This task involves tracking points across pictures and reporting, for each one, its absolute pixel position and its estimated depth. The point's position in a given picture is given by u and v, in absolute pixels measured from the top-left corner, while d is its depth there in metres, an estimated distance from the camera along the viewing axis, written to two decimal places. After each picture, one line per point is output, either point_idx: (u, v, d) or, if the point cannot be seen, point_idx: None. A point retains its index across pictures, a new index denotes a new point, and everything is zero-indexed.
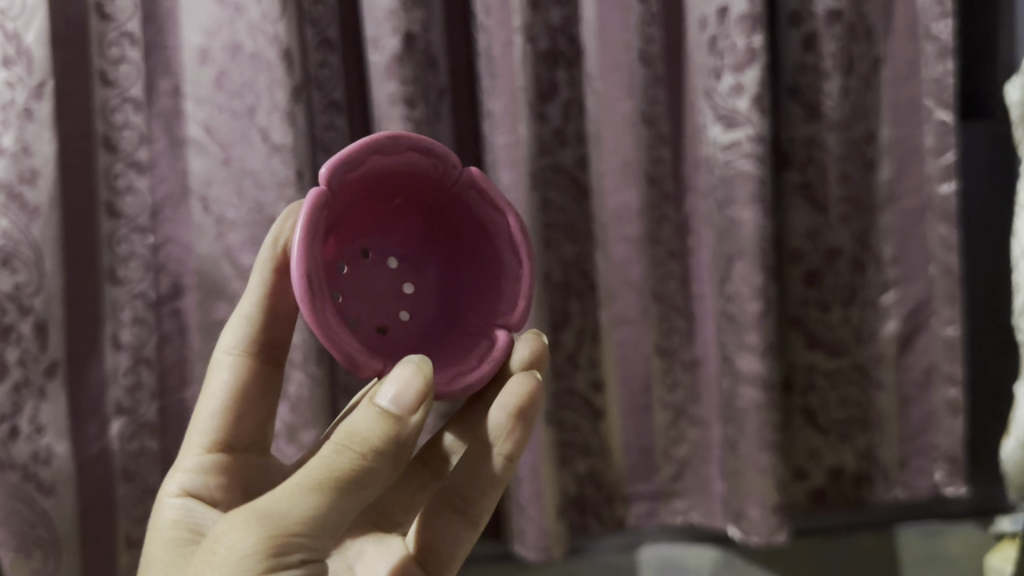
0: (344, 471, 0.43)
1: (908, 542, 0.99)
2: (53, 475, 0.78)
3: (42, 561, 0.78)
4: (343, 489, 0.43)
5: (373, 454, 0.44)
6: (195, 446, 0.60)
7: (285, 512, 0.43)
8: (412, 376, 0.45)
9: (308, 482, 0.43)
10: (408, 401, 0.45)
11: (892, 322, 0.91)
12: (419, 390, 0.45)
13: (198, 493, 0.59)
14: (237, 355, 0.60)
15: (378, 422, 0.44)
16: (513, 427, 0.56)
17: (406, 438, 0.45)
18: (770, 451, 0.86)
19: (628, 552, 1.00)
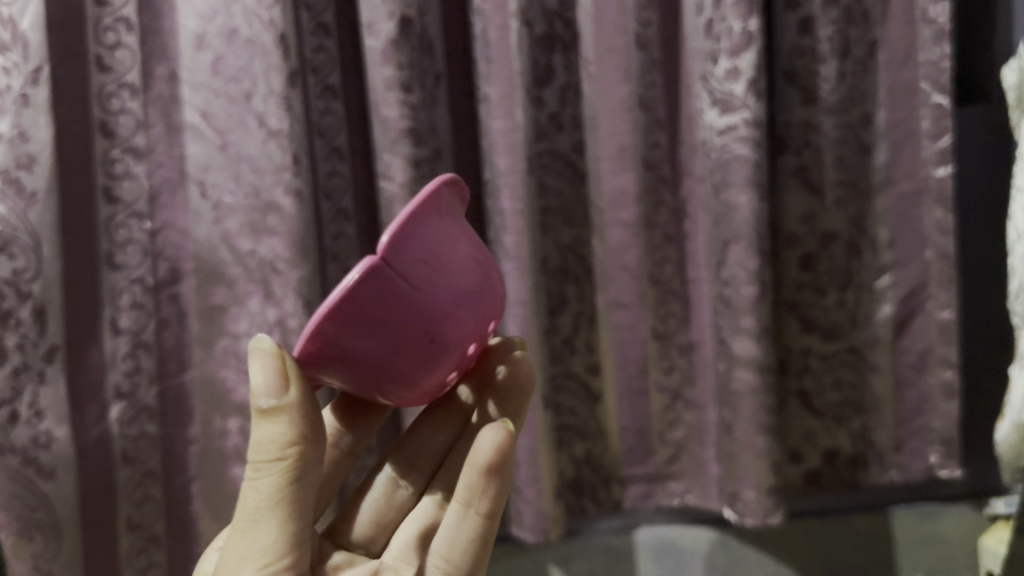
0: (274, 483, 0.47)
1: (903, 524, 0.99)
2: (53, 459, 0.78)
3: (44, 544, 0.79)
4: (283, 495, 0.47)
5: (286, 451, 0.46)
6: None
7: (255, 544, 0.47)
8: (268, 361, 0.46)
9: (255, 507, 0.47)
10: (275, 386, 0.46)
11: (888, 305, 0.92)
12: (278, 370, 0.46)
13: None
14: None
15: (269, 421, 0.46)
16: (489, 484, 0.53)
17: (302, 413, 0.47)
18: (765, 434, 0.86)
19: (624, 534, 1.00)
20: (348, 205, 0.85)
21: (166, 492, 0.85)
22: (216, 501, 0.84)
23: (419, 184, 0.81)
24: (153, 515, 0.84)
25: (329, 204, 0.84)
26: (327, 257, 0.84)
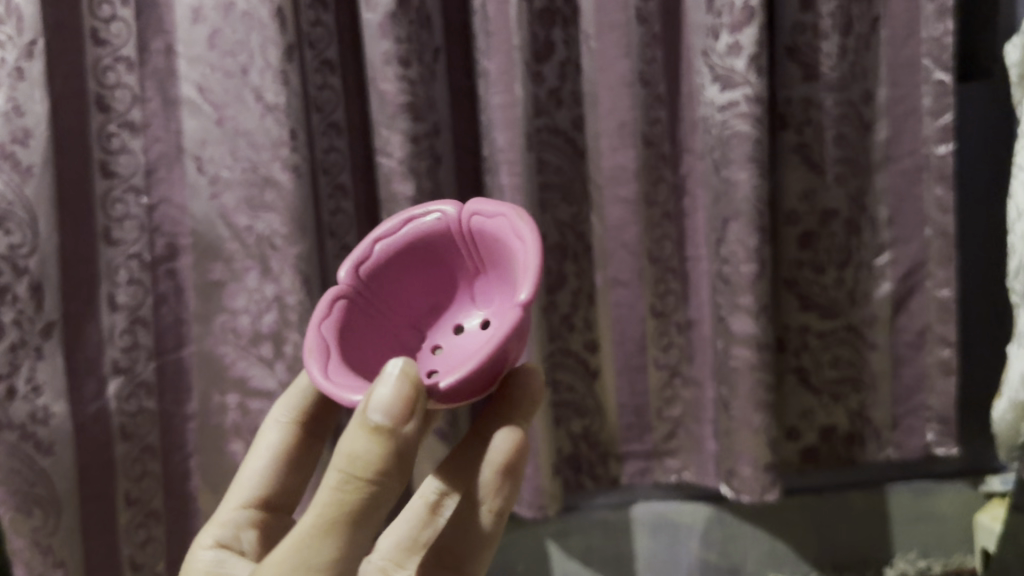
0: (354, 504, 0.41)
1: (899, 502, 1.00)
2: (51, 434, 0.77)
3: (43, 519, 0.77)
4: (354, 522, 0.42)
5: (381, 478, 0.41)
6: (233, 503, 0.60)
7: (304, 563, 0.41)
8: (401, 381, 0.42)
9: (319, 526, 0.42)
10: (398, 409, 0.41)
11: (887, 283, 0.92)
12: (408, 394, 0.42)
13: (230, 544, 0.58)
14: (290, 421, 0.62)
15: (375, 441, 0.41)
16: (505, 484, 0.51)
17: (405, 445, 0.42)
18: (763, 411, 0.87)
19: (620, 510, 1.00)
20: (345, 180, 0.85)
21: (165, 468, 0.85)
22: (216, 480, 0.86)
23: (417, 160, 0.80)
24: (151, 490, 0.84)
25: (327, 180, 0.84)
26: (325, 234, 0.84)
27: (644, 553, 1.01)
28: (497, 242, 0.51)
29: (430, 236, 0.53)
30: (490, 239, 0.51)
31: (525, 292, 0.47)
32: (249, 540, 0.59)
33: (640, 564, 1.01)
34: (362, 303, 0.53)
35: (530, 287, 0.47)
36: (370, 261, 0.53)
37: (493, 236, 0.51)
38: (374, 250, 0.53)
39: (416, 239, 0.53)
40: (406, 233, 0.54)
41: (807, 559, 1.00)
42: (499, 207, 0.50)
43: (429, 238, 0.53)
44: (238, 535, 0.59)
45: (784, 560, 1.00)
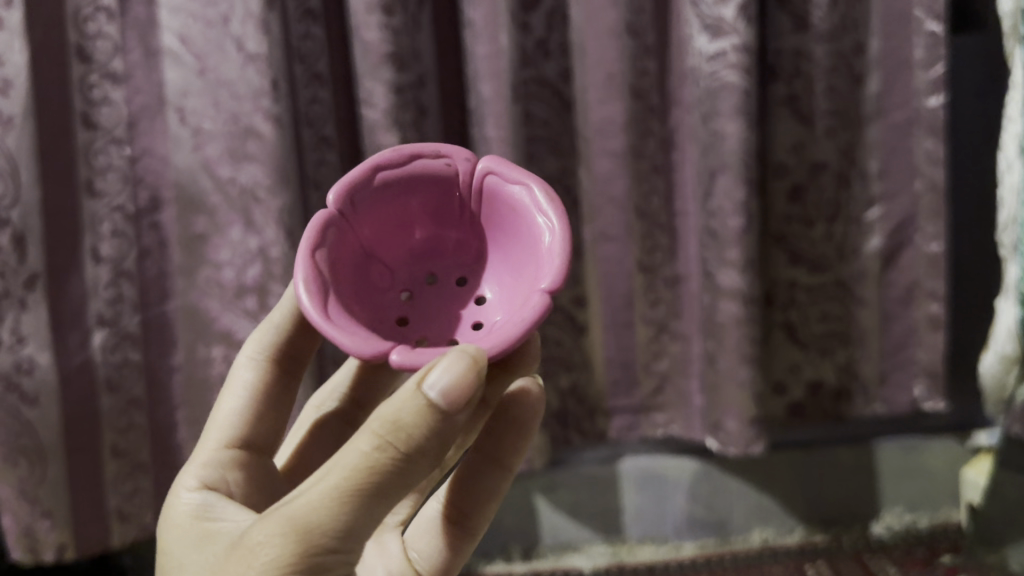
0: (383, 475, 0.40)
1: (887, 457, 1.00)
2: (36, 385, 0.77)
3: (29, 470, 0.78)
4: (375, 493, 0.41)
5: (414, 454, 0.40)
6: (212, 442, 0.59)
7: (317, 520, 0.40)
8: (468, 365, 0.40)
9: (338, 489, 0.40)
10: (456, 394, 0.40)
11: (876, 238, 0.91)
12: (472, 380, 0.40)
13: (216, 485, 0.56)
14: (263, 359, 0.61)
15: (423, 416, 0.40)
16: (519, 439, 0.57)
17: (450, 425, 0.41)
18: (748, 365, 0.86)
19: (607, 464, 1.00)
20: (330, 132, 0.84)
21: (151, 420, 0.86)
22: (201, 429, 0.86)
23: (401, 111, 0.80)
24: (139, 441, 0.84)
25: (311, 132, 0.83)
26: (308, 186, 0.84)
27: (631, 506, 1.01)
28: (506, 212, 0.50)
29: (432, 178, 0.50)
30: (500, 206, 0.51)
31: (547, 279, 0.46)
32: (233, 479, 0.57)
33: (627, 516, 1.02)
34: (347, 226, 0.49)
35: (556, 276, 0.46)
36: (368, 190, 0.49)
37: (506, 206, 0.50)
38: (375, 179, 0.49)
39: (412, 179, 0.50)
40: (406, 169, 0.50)
41: (794, 515, 1.01)
42: (518, 178, 0.50)
43: (431, 181, 0.51)
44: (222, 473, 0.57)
45: (772, 515, 1.01)
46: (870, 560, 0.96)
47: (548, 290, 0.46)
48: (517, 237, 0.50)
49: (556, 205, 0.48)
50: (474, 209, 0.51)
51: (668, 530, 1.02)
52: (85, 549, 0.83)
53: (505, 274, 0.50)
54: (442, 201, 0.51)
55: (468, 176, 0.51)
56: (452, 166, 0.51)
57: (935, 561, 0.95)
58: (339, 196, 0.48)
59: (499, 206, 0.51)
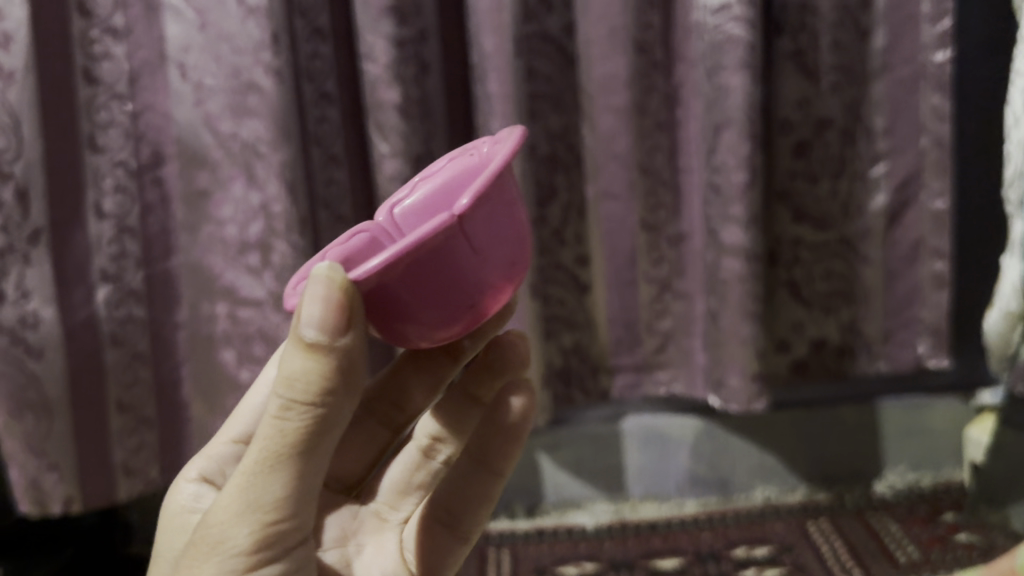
0: (299, 433, 0.39)
1: (890, 415, 1.00)
2: (41, 340, 0.78)
3: (35, 423, 0.79)
4: (300, 452, 0.40)
5: (321, 401, 0.39)
6: (227, 435, 0.60)
7: (256, 496, 0.40)
8: (327, 291, 0.38)
9: (262, 459, 0.40)
10: (331, 323, 0.38)
11: (882, 195, 0.90)
12: (337, 303, 0.38)
13: (213, 479, 0.58)
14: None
15: (311, 360, 0.38)
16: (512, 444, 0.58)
17: (349, 356, 0.39)
18: (751, 321, 0.86)
19: (611, 422, 1.01)
20: (331, 88, 0.84)
21: (156, 375, 0.86)
22: (206, 384, 0.87)
23: (403, 65, 0.79)
24: (143, 398, 0.84)
25: (312, 88, 0.83)
26: (309, 142, 0.83)
27: (633, 465, 1.02)
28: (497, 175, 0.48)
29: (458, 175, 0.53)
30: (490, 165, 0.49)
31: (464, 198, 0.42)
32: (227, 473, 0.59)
33: (630, 475, 1.02)
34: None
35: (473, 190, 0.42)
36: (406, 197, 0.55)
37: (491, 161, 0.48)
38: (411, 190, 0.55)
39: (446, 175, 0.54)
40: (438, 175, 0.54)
41: (797, 473, 1.01)
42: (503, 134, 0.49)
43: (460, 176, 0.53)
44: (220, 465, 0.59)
45: (775, 474, 1.01)
46: (871, 517, 0.96)
47: (460, 209, 0.41)
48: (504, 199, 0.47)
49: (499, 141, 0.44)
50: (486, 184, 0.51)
51: (671, 488, 1.03)
52: (90, 501, 0.83)
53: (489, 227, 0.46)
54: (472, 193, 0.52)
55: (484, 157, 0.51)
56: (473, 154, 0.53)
57: (938, 518, 0.95)
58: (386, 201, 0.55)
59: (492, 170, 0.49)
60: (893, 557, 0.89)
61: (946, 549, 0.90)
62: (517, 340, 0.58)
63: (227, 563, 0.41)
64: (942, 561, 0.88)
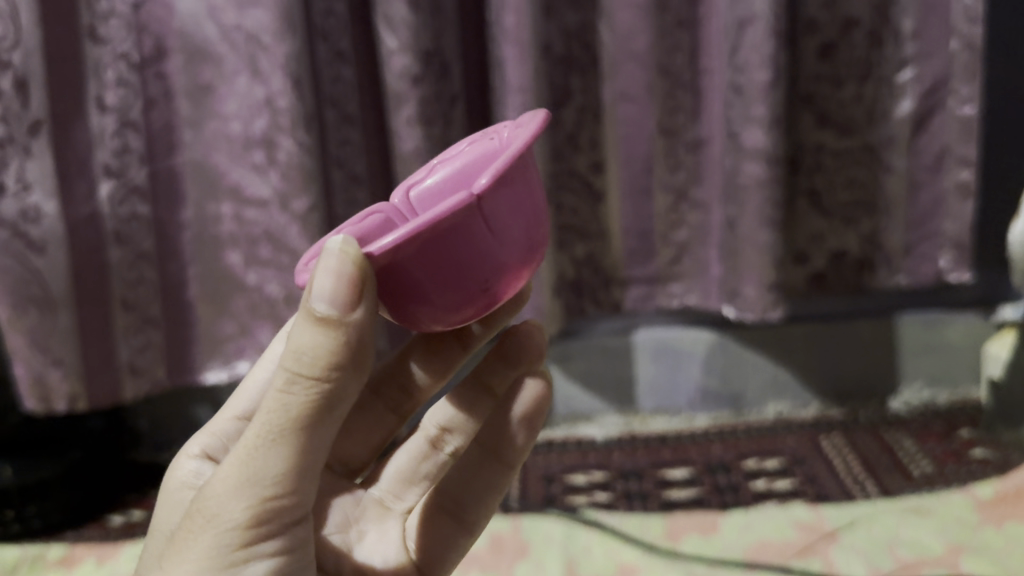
0: (305, 408, 0.37)
1: (909, 331, 0.98)
2: (44, 234, 0.76)
3: (39, 319, 0.77)
4: (303, 425, 0.38)
5: (328, 374, 0.37)
6: (229, 412, 0.58)
7: (256, 469, 0.38)
8: (342, 264, 0.36)
9: (264, 432, 0.38)
10: (345, 296, 0.36)
11: (909, 101, 0.87)
12: (353, 277, 0.36)
13: (217, 456, 0.57)
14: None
15: (321, 332, 0.37)
16: (523, 433, 0.54)
17: (361, 334, 0.37)
18: (771, 229, 0.83)
19: (623, 335, 0.99)
20: None
21: (161, 274, 0.85)
22: (213, 284, 0.86)
23: None
24: (148, 295, 0.83)
25: None
26: (315, 36, 0.80)
27: (645, 378, 1.01)
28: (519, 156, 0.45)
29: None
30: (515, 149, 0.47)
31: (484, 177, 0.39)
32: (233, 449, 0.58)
33: (640, 388, 1.01)
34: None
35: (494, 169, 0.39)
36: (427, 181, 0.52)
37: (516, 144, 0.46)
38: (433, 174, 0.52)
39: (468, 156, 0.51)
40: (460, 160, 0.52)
41: (810, 389, 1.00)
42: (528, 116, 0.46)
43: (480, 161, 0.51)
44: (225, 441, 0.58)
45: (787, 387, 1.00)
46: (885, 433, 0.95)
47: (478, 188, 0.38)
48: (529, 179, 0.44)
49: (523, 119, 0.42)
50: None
51: (682, 403, 1.02)
52: (95, 400, 0.82)
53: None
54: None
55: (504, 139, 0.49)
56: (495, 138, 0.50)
57: (953, 434, 0.94)
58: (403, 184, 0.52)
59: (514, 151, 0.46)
60: (907, 471, 0.88)
61: (960, 464, 0.89)
62: (534, 331, 0.55)
63: (219, 541, 0.39)
64: (955, 475, 0.87)
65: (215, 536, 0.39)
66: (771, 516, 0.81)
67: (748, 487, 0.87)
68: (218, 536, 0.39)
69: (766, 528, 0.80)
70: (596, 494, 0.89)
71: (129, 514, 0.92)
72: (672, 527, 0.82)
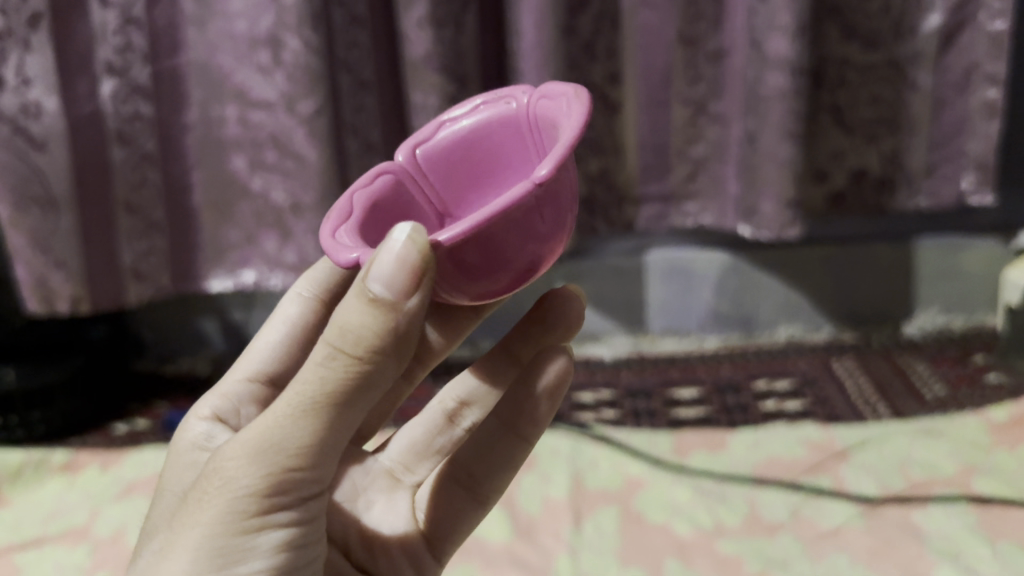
0: (339, 386, 0.37)
1: (926, 256, 0.96)
2: (45, 131, 0.74)
3: (42, 218, 0.76)
4: (336, 403, 0.37)
5: (370, 357, 0.36)
6: (238, 373, 0.56)
7: (278, 440, 0.37)
8: (406, 251, 0.35)
9: (296, 404, 0.37)
10: (403, 284, 0.35)
11: (936, 15, 0.84)
12: (414, 268, 0.35)
13: (227, 419, 0.55)
14: (311, 297, 0.58)
15: (371, 315, 0.35)
16: (543, 405, 0.52)
17: (409, 323, 0.36)
18: (792, 142, 0.81)
19: (634, 255, 0.97)
20: None
21: (165, 178, 0.82)
22: (218, 190, 0.83)
23: None
24: (153, 198, 0.82)
25: None
26: None
27: (656, 298, 0.99)
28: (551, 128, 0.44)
29: (499, 127, 0.49)
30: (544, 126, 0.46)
31: (544, 166, 0.38)
32: (246, 409, 0.56)
33: (651, 309, 1.00)
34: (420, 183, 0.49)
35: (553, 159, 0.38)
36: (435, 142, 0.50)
37: (547, 121, 0.45)
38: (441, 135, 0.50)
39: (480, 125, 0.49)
40: (470, 125, 0.50)
41: (823, 312, 0.99)
42: (556, 90, 0.45)
43: (494, 130, 0.49)
44: (239, 401, 0.56)
45: (800, 311, 0.99)
46: (898, 357, 0.93)
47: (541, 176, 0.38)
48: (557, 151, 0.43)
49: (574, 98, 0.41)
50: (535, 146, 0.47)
51: (692, 324, 1.00)
52: (99, 302, 0.81)
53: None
54: (516, 146, 0.48)
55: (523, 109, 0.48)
56: (509, 107, 0.49)
57: (968, 359, 0.92)
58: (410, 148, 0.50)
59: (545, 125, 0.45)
60: (920, 394, 0.87)
61: (974, 388, 0.87)
62: (563, 298, 0.52)
63: (231, 508, 0.38)
64: (968, 399, 0.86)
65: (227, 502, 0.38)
66: (781, 434, 0.80)
67: (758, 407, 0.86)
68: (232, 502, 0.38)
69: (776, 446, 0.79)
70: (603, 411, 0.88)
71: (132, 423, 0.91)
72: (680, 443, 0.81)
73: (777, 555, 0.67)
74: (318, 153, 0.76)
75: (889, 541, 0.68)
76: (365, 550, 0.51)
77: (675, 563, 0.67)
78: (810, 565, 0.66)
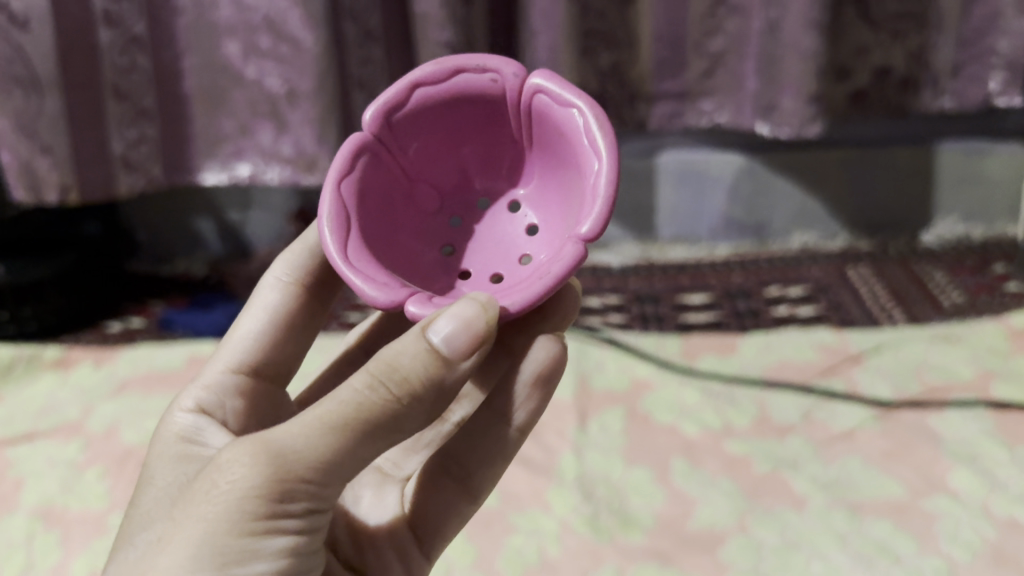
0: (372, 415, 0.34)
1: (947, 161, 0.92)
2: (27, 9, 0.70)
3: (25, 102, 0.72)
4: (367, 435, 0.34)
5: (410, 401, 0.35)
6: (219, 366, 0.49)
7: (297, 448, 0.34)
8: (473, 314, 0.35)
9: (324, 421, 0.34)
10: (464, 343, 0.35)
11: None
12: (478, 334, 0.35)
13: (213, 412, 0.47)
14: (291, 283, 0.50)
15: (426, 362, 0.35)
16: (532, 393, 0.44)
17: (451, 382, 0.36)
18: (815, 32, 0.77)
19: (646, 158, 0.93)
20: None
21: (155, 64, 0.78)
22: (212, 75, 0.79)
23: None
24: (142, 84, 0.78)
25: None
26: None
27: (665, 204, 0.95)
28: (556, 136, 0.41)
29: (478, 102, 0.42)
30: (549, 129, 0.41)
31: (585, 226, 0.38)
32: (233, 405, 0.48)
33: (660, 214, 0.96)
34: (391, 156, 0.42)
35: (598, 219, 0.37)
36: (408, 109, 0.42)
37: (555, 128, 0.41)
38: (413, 98, 0.42)
39: (456, 98, 0.42)
40: (449, 90, 0.41)
41: (839, 219, 0.96)
42: (570, 99, 0.40)
43: (477, 102, 0.42)
44: (223, 395, 0.47)
45: (815, 218, 0.96)
46: (915, 264, 0.91)
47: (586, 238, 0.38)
48: (564, 162, 0.41)
49: (607, 144, 0.38)
50: (527, 133, 0.42)
51: (703, 231, 0.97)
52: (89, 193, 0.79)
53: (553, 196, 0.42)
54: (495, 121, 0.43)
55: (514, 96, 0.41)
56: (499, 82, 0.41)
57: (987, 268, 0.89)
58: (377, 119, 0.41)
59: (548, 131, 0.41)
60: (937, 301, 0.84)
61: (993, 296, 0.85)
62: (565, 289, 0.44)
63: (236, 510, 0.33)
64: (987, 306, 0.83)
65: (232, 502, 0.33)
66: (793, 338, 0.78)
67: (769, 313, 0.84)
68: (237, 505, 0.33)
69: (787, 349, 0.77)
70: (610, 316, 0.86)
71: (128, 322, 0.89)
72: (689, 346, 0.78)
73: (787, 456, 0.65)
74: (315, 37, 0.72)
75: (903, 443, 0.66)
76: (350, 542, 0.46)
77: (682, 463, 0.65)
78: (822, 465, 0.64)
